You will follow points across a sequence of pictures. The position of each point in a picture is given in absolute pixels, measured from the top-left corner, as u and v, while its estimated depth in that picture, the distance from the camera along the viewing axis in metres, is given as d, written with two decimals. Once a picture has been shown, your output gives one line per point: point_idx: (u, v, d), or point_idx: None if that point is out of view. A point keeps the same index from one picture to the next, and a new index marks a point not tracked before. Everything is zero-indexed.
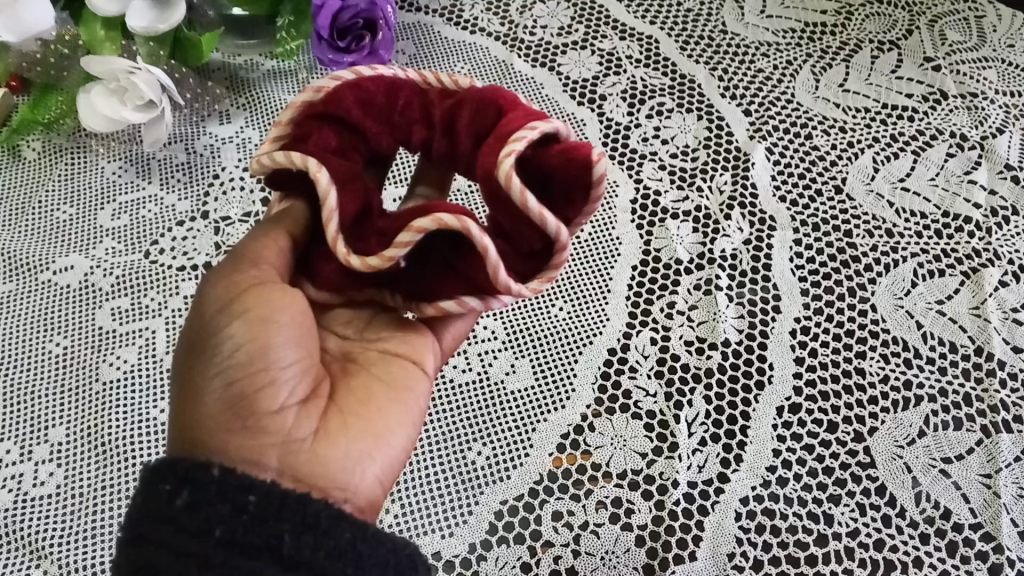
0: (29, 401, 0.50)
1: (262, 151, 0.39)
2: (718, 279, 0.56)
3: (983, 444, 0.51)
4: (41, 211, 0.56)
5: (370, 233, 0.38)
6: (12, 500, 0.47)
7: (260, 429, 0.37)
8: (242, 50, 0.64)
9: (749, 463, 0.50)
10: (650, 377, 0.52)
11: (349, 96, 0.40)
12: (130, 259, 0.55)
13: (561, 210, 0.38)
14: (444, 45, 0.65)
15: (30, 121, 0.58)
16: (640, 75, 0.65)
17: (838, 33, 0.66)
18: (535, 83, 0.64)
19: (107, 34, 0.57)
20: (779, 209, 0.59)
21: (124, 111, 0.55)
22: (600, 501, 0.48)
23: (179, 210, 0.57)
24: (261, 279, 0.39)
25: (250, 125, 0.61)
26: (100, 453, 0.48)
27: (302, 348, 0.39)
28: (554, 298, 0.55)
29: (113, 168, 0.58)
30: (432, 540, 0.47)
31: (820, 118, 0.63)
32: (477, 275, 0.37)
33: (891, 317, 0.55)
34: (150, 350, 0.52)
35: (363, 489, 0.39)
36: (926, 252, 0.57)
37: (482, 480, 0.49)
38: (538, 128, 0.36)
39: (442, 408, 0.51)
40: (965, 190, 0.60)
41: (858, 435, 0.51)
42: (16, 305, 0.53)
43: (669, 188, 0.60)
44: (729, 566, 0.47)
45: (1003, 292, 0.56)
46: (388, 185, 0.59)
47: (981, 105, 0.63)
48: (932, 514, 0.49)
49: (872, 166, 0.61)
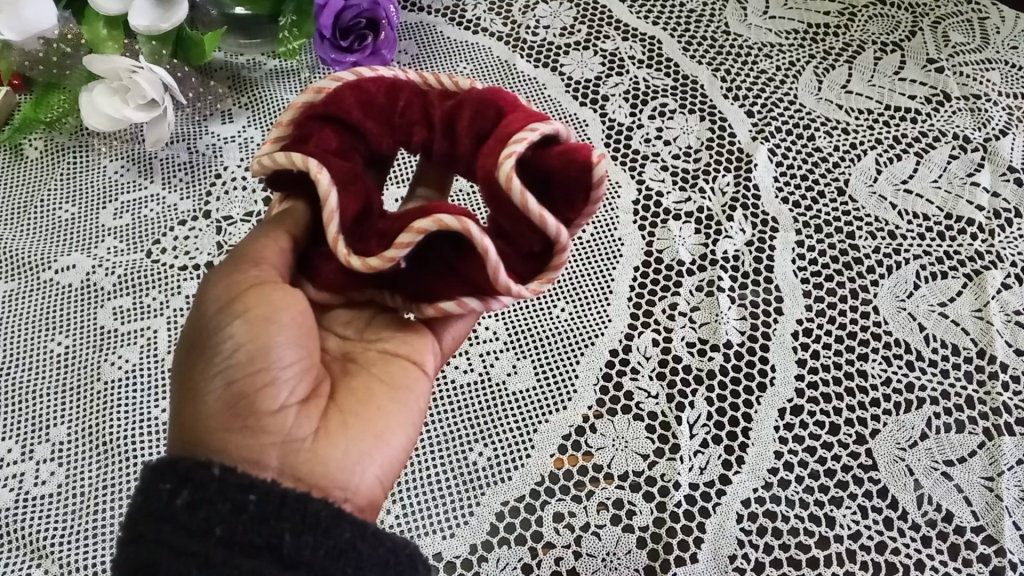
0: (30, 400, 0.50)
1: (262, 152, 0.39)
2: (720, 281, 0.56)
3: (985, 446, 0.51)
4: (43, 210, 0.56)
5: (370, 233, 0.38)
6: (13, 499, 0.47)
7: (260, 429, 0.37)
8: (244, 49, 0.64)
9: (751, 465, 0.50)
10: (652, 378, 0.52)
11: (349, 97, 0.40)
12: (132, 258, 0.55)
13: (562, 211, 0.38)
14: (447, 45, 0.65)
15: (32, 120, 0.58)
16: (643, 75, 0.65)
17: (841, 35, 0.66)
18: (538, 83, 0.64)
19: (109, 33, 0.57)
20: (782, 211, 0.59)
21: (126, 110, 0.54)
22: (601, 502, 0.48)
23: (181, 210, 0.57)
24: (261, 279, 0.39)
25: (252, 125, 0.61)
26: (101, 452, 0.48)
27: (302, 348, 0.39)
28: (556, 299, 0.55)
29: (114, 167, 0.58)
30: (433, 541, 0.47)
31: (823, 119, 0.63)
32: (477, 275, 0.37)
33: (894, 319, 0.55)
34: (151, 350, 0.52)
35: (363, 489, 0.39)
36: (929, 254, 0.57)
37: (483, 481, 0.49)
38: (538, 129, 0.36)
39: (442, 409, 0.51)
40: (968, 192, 0.59)
41: (860, 438, 0.51)
42: (18, 305, 0.53)
43: (671, 189, 0.60)
44: (730, 568, 0.47)
45: (1006, 295, 0.56)
46: (389, 185, 0.59)
47: (984, 107, 0.63)
48: (934, 516, 0.49)
49: (875, 167, 0.61)
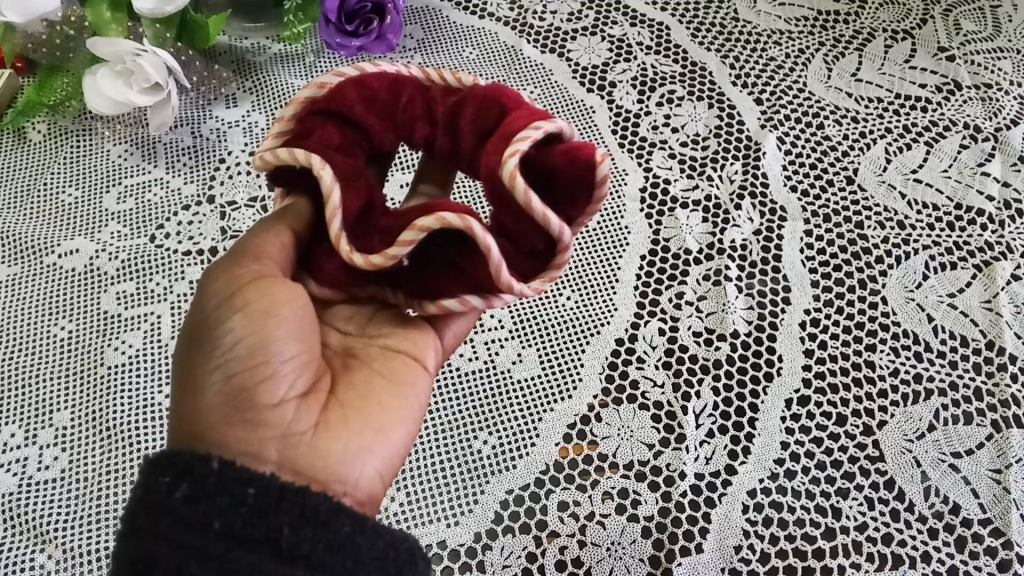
0: (34, 385, 0.50)
1: (264, 147, 0.39)
2: (727, 270, 0.55)
3: (994, 439, 0.50)
4: (46, 194, 0.56)
5: (372, 229, 0.37)
6: (17, 483, 0.47)
7: (260, 423, 0.37)
8: (249, 33, 0.63)
9: (757, 456, 0.49)
10: (658, 367, 0.52)
11: (352, 92, 0.39)
12: (136, 243, 0.55)
13: (564, 209, 0.37)
14: (453, 30, 0.65)
15: (35, 104, 0.58)
16: (651, 62, 0.64)
17: (851, 22, 0.66)
18: (545, 69, 0.63)
19: (113, 16, 0.56)
20: (790, 200, 0.58)
21: (129, 93, 0.54)
22: (606, 492, 0.48)
23: (184, 194, 0.57)
24: (262, 274, 0.38)
25: (257, 110, 0.60)
26: (106, 438, 0.48)
27: (303, 343, 0.39)
28: (562, 287, 0.55)
29: (118, 151, 0.58)
30: (437, 528, 0.47)
31: (832, 107, 0.62)
32: (477, 272, 0.37)
33: (902, 309, 0.54)
34: (155, 336, 0.52)
35: (363, 484, 0.38)
36: (938, 244, 0.57)
37: (487, 470, 0.49)
38: (542, 127, 0.35)
39: (447, 396, 0.51)
40: (978, 182, 0.59)
41: (868, 429, 0.51)
42: (21, 288, 0.53)
43: (679, 177, 0.59)
44: (735, 559, 0.47)
45: (1015, 287, 0.55)
46: (394, 172, 0.59)
47: (996, 96, 0.62)
48: (941, 509, 0.48)
49: (885, 157, 0.60)
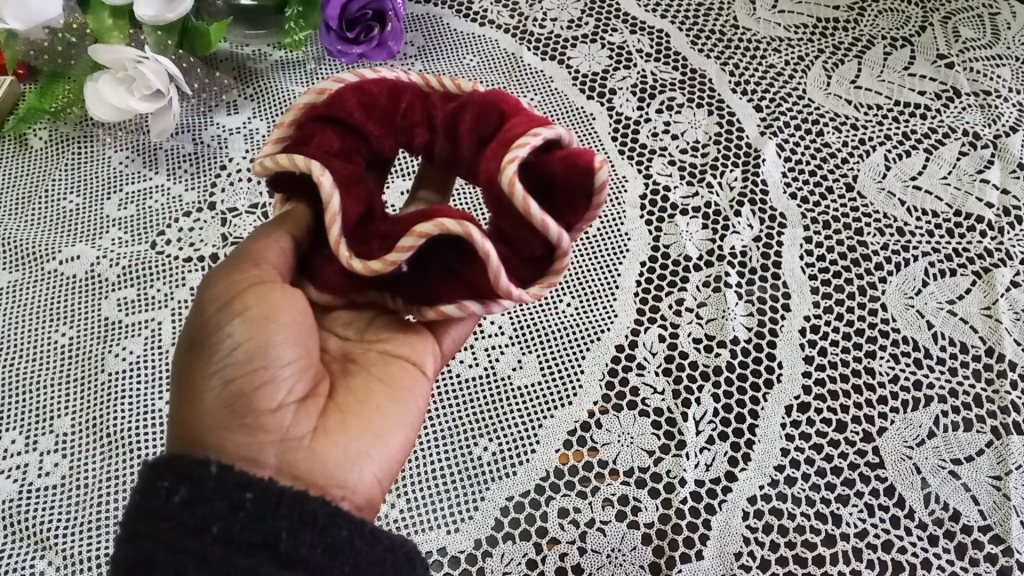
0: (34, 390, 0.50)
1: (263, 153, 0.39)
2: (727, 277, 0.55)
3: (993, 445, 0.50)
4: (47, 201, 0.56)
5: (371, 234, 0.37)
6: (17, 490, 0.47)
7: (259, 427, 0.37)
8: (250, 39, 0.64)
9: (757, 463, 0.49)
10: (658, 374, 0.52)
11: (352, 99, 0.39)
12: (136, 249, 0.55)
13: (563, 215, 0.37)
14: (454, 37, 0.65)
15: (37, 110, 0.58)
16: (651, 69, 0.64)
17: (850, 29, 0.66)
18: (545, 76, 0.64)
19: (115, 23, 0.57)
20: (790, 207, 0.58)
21: (132, 100, 0.54)
22: (606, 498, 0.48)
23: (185, 200, 0.57)
24: (262, 279, 0.39)
25: (257, 116, 0.60)
26: (106, 444, 0.48)
27: (302, 347, 0.39)
28: (562, 294, 0.55)
29: (119, 157, 0.58)
30: (437, 535, 0.47)
31: (831, 114, 0.62)
32: (476, 278, 0.37)
33: (902, 316, 0.54)
34: (155, 342, 0.52)
35: (362, 489, 0.38)
36: (937, 251, 0.57)
37: (487, 476, 0.49)
38: (541, 133, 0.35)
39: (447, 402, 0.51)
40: (977, 188, 0.59)
41: (868, 435, 0.51)
42: (21, 295, 0.53)
43: (679, 183, 0.59)
44: (736, 566, 0.47)
45: (1015, 293, 0.55)
46: (394, 179, 0.59)
47: (994, 103, 0.63)
48: (941, 515, 0.48)
49: (884, 164, 0.60)
